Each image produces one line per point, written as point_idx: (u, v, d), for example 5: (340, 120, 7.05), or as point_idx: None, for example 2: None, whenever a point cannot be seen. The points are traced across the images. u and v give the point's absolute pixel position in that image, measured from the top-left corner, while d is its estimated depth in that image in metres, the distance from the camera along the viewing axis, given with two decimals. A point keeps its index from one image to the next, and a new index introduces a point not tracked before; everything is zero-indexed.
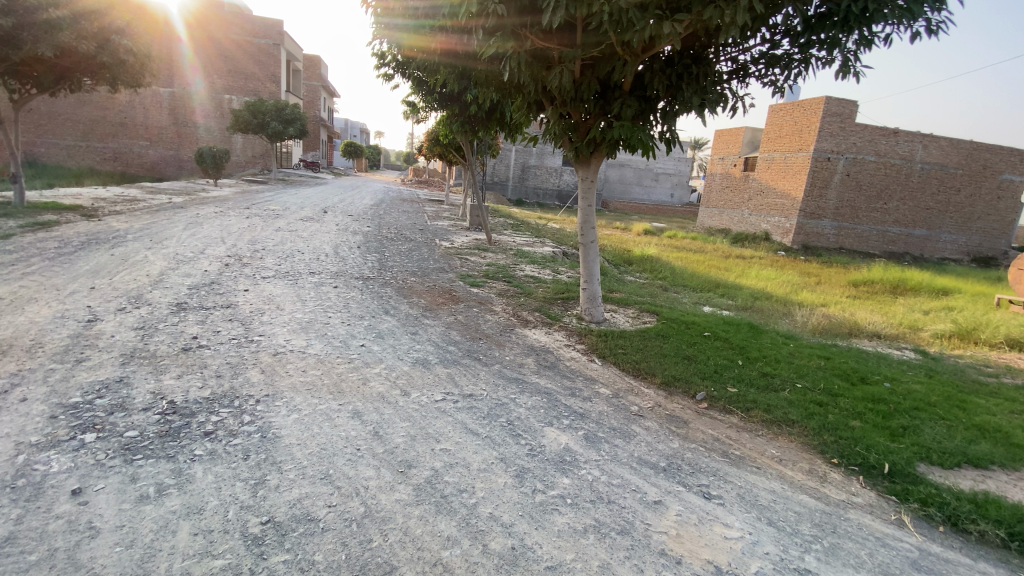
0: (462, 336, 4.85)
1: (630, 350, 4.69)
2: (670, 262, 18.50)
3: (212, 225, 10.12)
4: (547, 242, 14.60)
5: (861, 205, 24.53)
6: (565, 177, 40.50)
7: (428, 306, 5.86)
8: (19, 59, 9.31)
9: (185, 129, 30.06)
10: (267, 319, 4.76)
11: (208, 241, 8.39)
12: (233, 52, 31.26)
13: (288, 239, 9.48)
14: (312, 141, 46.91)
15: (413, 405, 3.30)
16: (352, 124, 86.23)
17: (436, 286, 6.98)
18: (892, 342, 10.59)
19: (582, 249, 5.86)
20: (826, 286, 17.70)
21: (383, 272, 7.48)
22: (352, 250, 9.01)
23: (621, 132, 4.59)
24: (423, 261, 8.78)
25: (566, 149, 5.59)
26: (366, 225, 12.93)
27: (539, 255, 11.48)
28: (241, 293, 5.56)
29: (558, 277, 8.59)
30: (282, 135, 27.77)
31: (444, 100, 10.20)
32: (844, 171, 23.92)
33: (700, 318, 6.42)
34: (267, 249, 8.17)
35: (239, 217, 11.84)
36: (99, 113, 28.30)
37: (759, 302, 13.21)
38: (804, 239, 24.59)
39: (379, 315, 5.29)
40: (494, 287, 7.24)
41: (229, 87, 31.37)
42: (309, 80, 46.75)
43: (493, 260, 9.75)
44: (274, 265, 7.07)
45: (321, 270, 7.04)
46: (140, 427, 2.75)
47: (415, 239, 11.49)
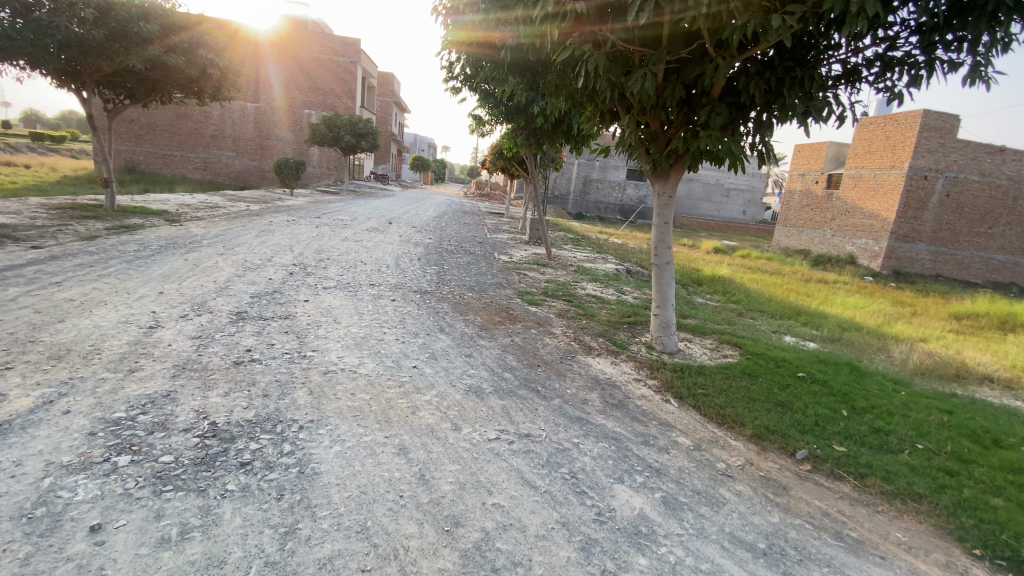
0: (520, 362, 4.47)
1: (711, 393, 4.16)
2: (742, 283, 17.33)
3: (281, 233, 10.41)
4: (610, 258, 14.04)
5: (962, 229, 22.06)
6: (628, 192, 39.54)
7: (485, 325, 5.54)
8: (110, 68, 10.10)
9: (266, 140, 32.20)
10: (321, 332, 4.61)
11: (275, 249, 8.57)
12: (313, 69, 33.16)
13: (351, 249, 9.55)
14: (382, 154, 48.82)
15: (463, 444, 2.94)
16: (420, 139, 89.51)
17: (495, 303, 6.66)
18: (1013, 389, 9.17)
19: (655, 271, 5.33)
20: (923, 317, 15.87)
21: (442, 286, 7.28)
22: (412, 262, 8.93)
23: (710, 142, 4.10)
24: (481, 276, 8.53)
25: (642, 162, 5.15)
26: (428, 237, 12.96)
27: (602, 272, 10.96)
28: (300, 303, 5.49)
29: (624, 299, 8.05)
30: (354, 147, 28.96)
31: (510, 113, 9.96)
32: (943, 190, 21.58)
33: (790, 355, 5.70)
34: (330, 258, 8.24)
35: (308, 225, 12.22)
36: (193, 125, 30.99)
37: (845, 334, 11.98)
38: (895, 264, 22.11)
39: (433, 333, 5.00)
40: (554, 307, 6.82)
41: (308, 102, 33.22)
42: (381, 95, 48.81)
43: (554, 277, 9.34)
44: (335, 275, 7.05)
45: (380, 282, 6.94)
46: (176, 451, 2.59)
47: (475, 252, 11.31)
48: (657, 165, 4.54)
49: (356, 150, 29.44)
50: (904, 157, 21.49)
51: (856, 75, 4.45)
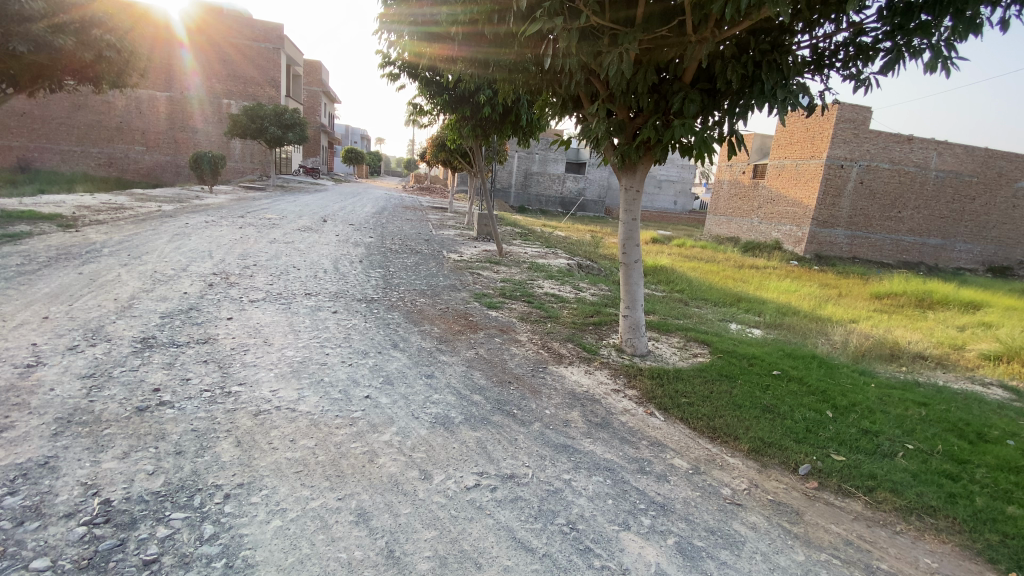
0: (487, 379, 3.98)
1: (695, 400, 3.85)
2: (685, 272, 17.69)
3: (200, 237, 9.24)
4: (560, 253, 13.80)
5: (875, 213, 23.76)
6: (568, 184, 39.77)
7: (442, 336, 4.98)
8: None
9: (181, 134, 29.48)
10: (250, 360, 3.89)
11: (193, 256, 7.52)
12: (232, 56, 30.66)
13: (284, 253, 8.61)
14: (312, 147, 46.22)
15: (436, 499, 2.43)
16: (353, 132, 86.13)
17: (450, 308, 6.11)
18: (938, 365, 9.80)
19: (624, 271, 4.97)
20: (849, 298, 16.89)
21: (389, 292, 6.62)
22: (354, 265, 8.17)
23: (687, 132, 3.77)
24: (431, 277, 7.94)
25: (606, 154, 4.77)
26: (368, 235, 12.11)
27: (555, 268, 10.64)
28: (223, 323, 4.69)
29: (583, 296, 7.73)
30: (281, 140, 27.04)
31: (453, 102, 9.32)
32: (857, 178, 23.11)
33: (757, 349, 5.54)
34: (259, 265, 7.33)
35: (232, 226, 11.04)
36: (94, 117, 27.68)
37: (786, 318, 12.40)
38: (816, 248, 23.67)
39: (385, 351, 4.39)
40: (514, 310, 6.36)
41: (228, 92, 30.76)
42: (308, 85, 46.16)
43: (508, 275, 8.88)
44: (265, 285, 6.21)
45: (319, 291, 6.18)
46: (52, 552, 1.90)
47: (421, 251, 10.63)
48: (624, 159, 4.17)
49: (283, 143, 27.50)
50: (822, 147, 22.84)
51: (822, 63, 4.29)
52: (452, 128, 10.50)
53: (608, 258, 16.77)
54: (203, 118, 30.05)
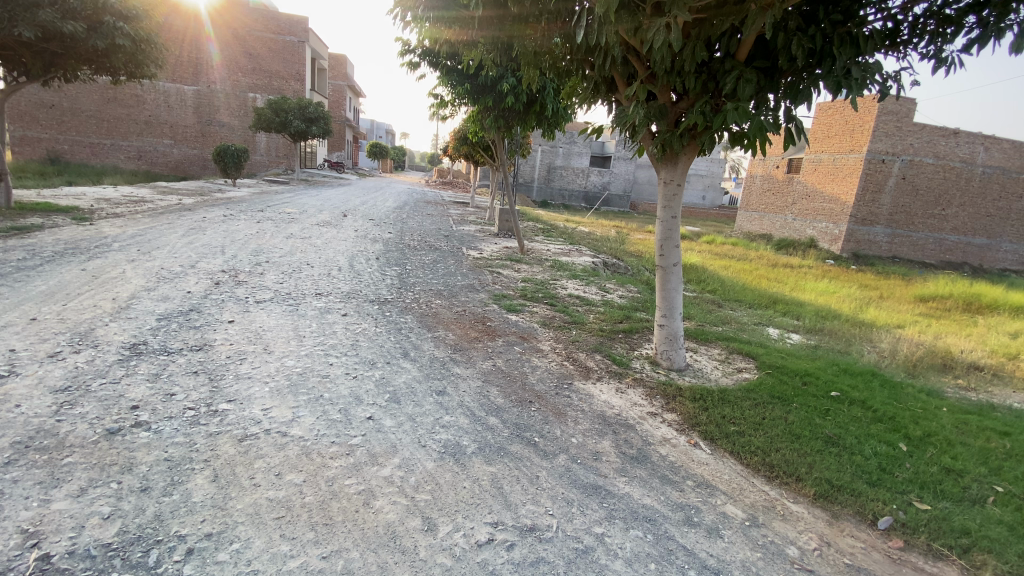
0: (505, 397, 3.53)
1: (746, 429, 3.35)
2: (715, 271, 16.92)
3: (215, 231, 9.03)
4: (584, 250, 13.27)
5: (916, 210, 22.47)
6: (592, 179, 39.00)
7: (456, 343, 4.55)
8: None
9: (208, 127, 29.77)
10: (244, 372, 3.52)
11: (204, 252, 7.27)
12: (257, 50, 30.60)
13: (299, 248, 8.32)
14: (337, 141, 46.43)
15: (440, 561, 1.99)
16: (377, 126, 86.70)
17: (467, 311, 5.68)
18: (995, 375, 8.96)
19: (661, 274, 4.46)
20: (891, 300, 15.90)
21: (403, 292, 6.23)
22: (369, 263, 7.82)
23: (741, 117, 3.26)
24: (449, 276, 7.53)
25: (645, 144, 4.27)
26: (387, 230, 11.79)
27: (580, 266, 10.12)
28: (223, 327, 4.36)
29: (610, 299, 7.21)
30: (304, 133, 27.02)
31: (475, 91, 8.88)
32: (898, 174, 21.85)
33: (810, 365, 4.96)
34: (270, 262, 7.04)
35: (249, 220, 10.84)
36: (123, 111, 28.33)
37: (825, 322, 11.62)
38: (853, 247, 22.50)
39: (394, 360, 3.99)
40: (536, 313, 5.91)
41: (253, 86, 30.65)
42: (333, 79, 46.35)
43: (530, 274, 8.40)
44: (273, 284, 5.88)
45: (329, 291, 5.83)
46: None
47: (440, 248, 10.24)
48: (664, 150, 3.70)
49: (306, 137, 27.47)
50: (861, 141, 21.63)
51: (898, 37, 3.62)
52: (474, 120, 10.04)
53: (634, 256, 16.15)
54: (229, 112, 30.18)
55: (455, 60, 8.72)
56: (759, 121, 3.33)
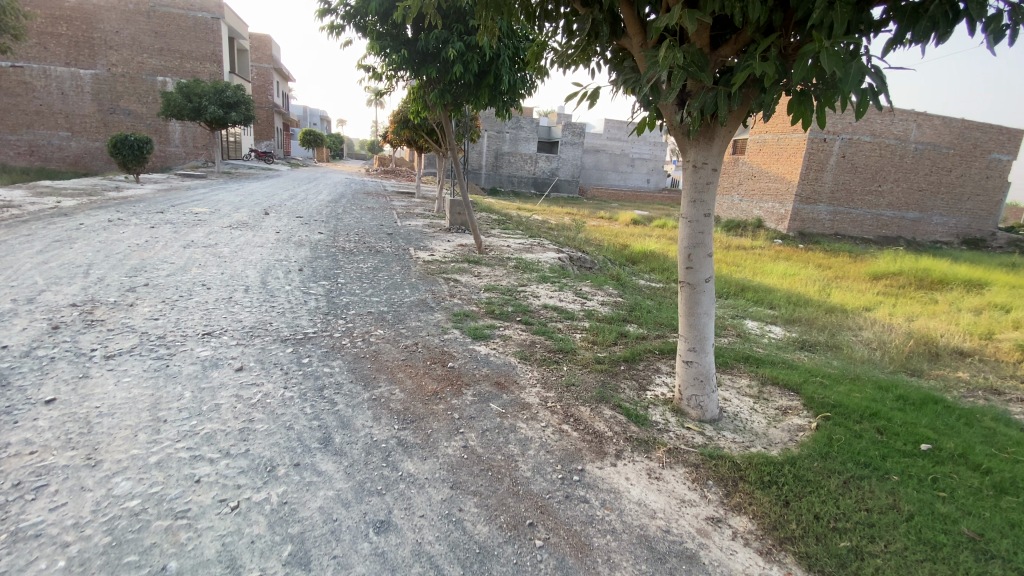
0: (490, 523, 2.18)
1: (863, 544, 2.21)
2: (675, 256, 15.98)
3: (90, 243, 7.10)
4: (544, 243, 12.08)
5: (856, 187, 22.70)
6: (540, 164, 37.89)
7: (402, 408, 3.12)
8: None
9: (110, 116, 26.15)
10: (30, 527, 1.99)
11: (59, 275, 5.45)
12: (164, 27, 26.44)
13: (199, 262, 6.54)
14: (265, 129, 42.79)
15: None
16: (310, 113, 81.95)
17: (419, 345, 4.28)
18: (980, 360, 8.48)
19: (686, 297, 3.20)
20: (849, 280, 15.69)
21: (334, 320, 4.75)
22: (288, 277, 6.18)
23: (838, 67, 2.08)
24: (392, 289, 6.07)
25: (664, 112, 2.96)
26: (317, 230, 10.07)
27: (546, 265, 8.87)
28: (34, 413, 2.74)
29: (593, 309, 5.94)
30: (223, 121, 24.11)
31: (414, 60, 7.38)
32: (839, 152, 22.03)
33: (861, 393, 3.92)
34: (151, 286, 5.30)
35: (141, 225, 8.86)
36: (6, 100, 24.85)
37: (801, 310, 10.94)
38: (799, 226, 22.51)
39: (309, 458, 2.54)
40: (509, 339, 4.59)
41: (162, 69, 26.66)
42: (257, 61, 42.44)
43: (492, 280, 7.07)
44: (144, 323, 4.23)
45: (226, 328, 4.24)
46: None
47: (383, 250, 8.67)
48: (699, 124, 2.52)
49: (225, 125, 24.51)
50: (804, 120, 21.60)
51: None
52: (414, 97, 8.46)
53: (594, 246, 15.11)
54: (134, 98, 26.44)
55: (386, 22, 7.14)
56: (858, 71, 2.20)
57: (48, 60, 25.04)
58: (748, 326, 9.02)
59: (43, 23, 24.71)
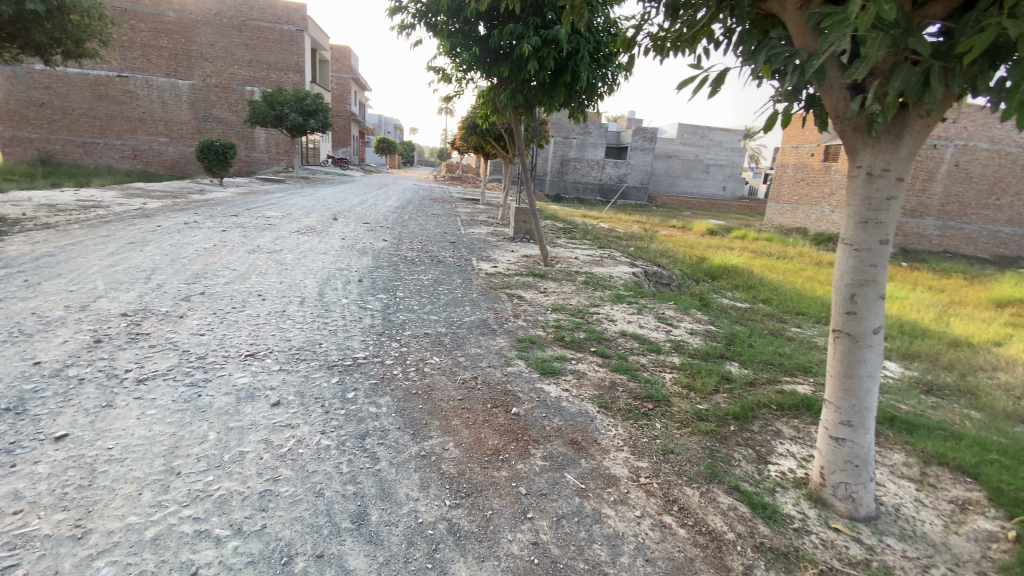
0: None
1: None
2: (760, 272, 14.45)
3: (162, 246, 7.13)
4: (614, 255, 11.23)
5: (971, 199, 19.88)
6: (608, 171, 36.77)
7: (455, 473, 2.49)
8: None
9: (204, 123, 28.07)
10: None
11: (121, 279, 5.37)
12: (254, 40, 28.10)
13: (259, 269, 6.33)
14: (341, 136, 44.65)
15: None
16: (384, 122, 85.44)
17: (481, 380, 3.65)
18: None
19: (843, 351, 2.36)
20: (970, 305, 13.49)
21: (388, 342, 4.24)
22: (345, 289, 5.80)
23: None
24: (453, 306, 5.54)
25: (828, 99, 2.15)
26: (381, 237, 9.86)
27: (620, 282, 8.02)
28: (36, 455, 2.39)
29: (681, 341, 5.08)
30: (302, 128, 25.12)
31: (486, 59, 6.91)
32: (951, 160, 19.37)
33: None
34: (205, 295, 5.07)
35: (214, 228, 8.99)
36: (117, 108, 27.27)
37: (918, 343, 9.32)
38: (901, 241, 19.97)
39: (339, 548, 1.97)
40: (585, 376, 3.88)
41: (251, 79, 28.32)
42: (337, 72, 44.49)
43: (561, 298, 6.36)
44: (188, 339, 3.91)
45: (270, 350, 3.83)
46: None
47: (444, 260, 8.20)
48: (891, 110, 1.75)
49: (304, 131, 25.49)
50: None
51: None
52: (485, 100, 7.98)
53: (667, 259, 14.00)
54: (226, 106, 28.26)
55: (457, 20, 6.73)
56: None
57: (153, 72, 27.23)
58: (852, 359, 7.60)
59: (149, 38, 26.92)
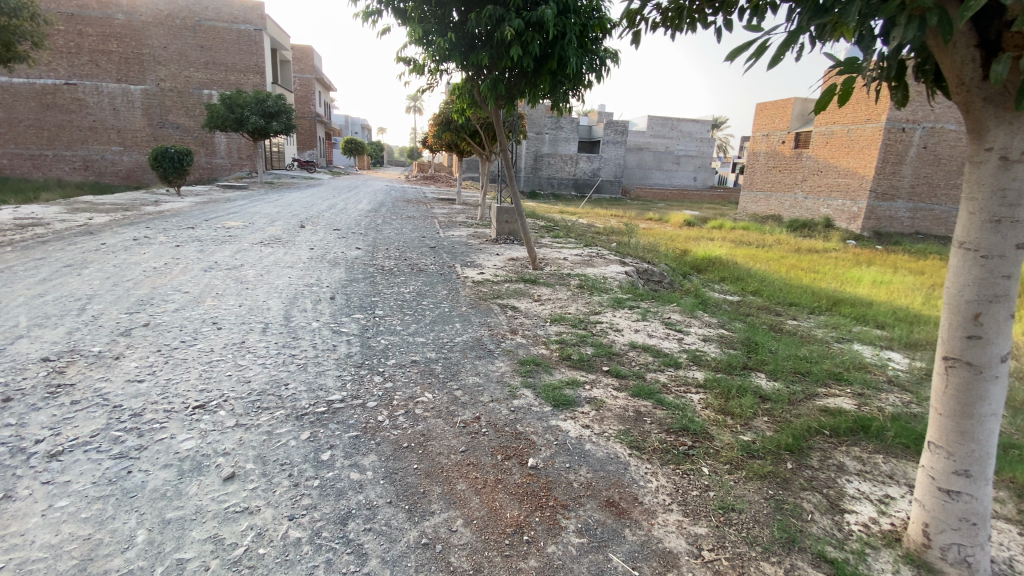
0: None
1: None
2: (746, 263, 14.08)
3: (105, 268, 6.29)
4: (603, 253, 10.70)
5: (939, 180, 19.18)
6: (582, 165, 36.45)
7: (470, 571, 1.89)
8: None
9: (160, 130, 26.55)
10: None
11: (52, 311, 4.58)
12: (210, 41, 26.60)
13: (217, 290, 5.59)
14: (308, 139, 43.28)
15: None
16: (351, 125, 83.68)
17: (487, 421, 3.02)
18: None
19: (952, 387, 1.88)
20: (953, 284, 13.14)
21: (371, 376, 3.59)
22: (318, 309, 5.13)
23: None
24: (442, 322, 4.94)
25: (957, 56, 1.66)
26: (355, 245, 9.16)
27: (615, 283, 7.49)
28: None
29: (698, 351, 4.58)
30: (265, 132, 23.90)
31: (463, 46, 6.32)
32: (919, 143, 18.81)
33: None
34: (150, 326, 4.33)
35: (169, 244, 8.15)
36: (63, 117, 25.56)
37: (919, 326, 8.90)
38: (874, 225, 19.60)
39: None
40: (605, 404, 3.33)
41: (208, 82, 26.80)
42: (300, 72, 42.91)
43: (558, 307, 5.79)
44: (121, 389, 3.19)
45: (226, 397, 3.15)
46: None
47: (425, 268, 7.56)
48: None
49: (267, 135, 24.28)
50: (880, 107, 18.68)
51: None
52: (461, 93, 7.36)
53: (653, 253, 13.54)
54: (182, 112, 26.76)
55: (429, 4, 6.06)
56: None
57: (102, 78, 25.61)
58: (856, 351, 7.04)
59: (96, 42, 25.28)
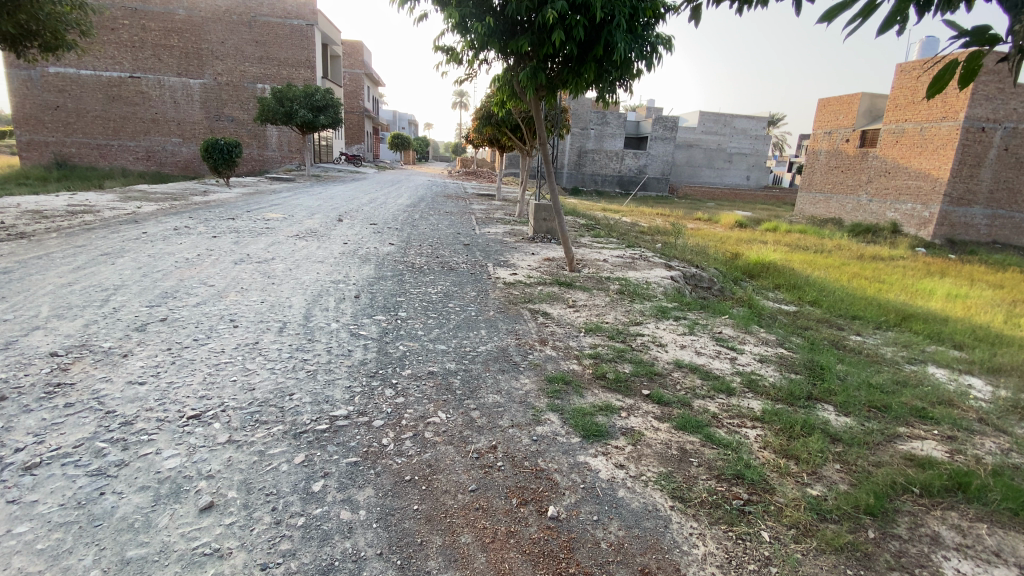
0: None
1: None
2: (803, 269, 13.04)
3: (139, 258, 6.30)
4: (646, 255, 10.11)
5: None
6: (627, 162, 35.45)
7: None
8: None
9: (216, 123, 27.59)
10: None
11: (76, 301, 4.54)
12: (264, 36, 27.38)
13: (241, 284, 5.45)
14: (356, 132, 44.15)
15: None
16: (398, 120, 84.99)
17: (506, 452, 2.63)
18: None
19: None
20: None
21: (383, 389, 3.27)
22: (340, 308, 4.88)
23: None
24: (468, 328, 4.59)
25: None
26: (389, 240, 8.97)
27: (659, 289, 6.94)
28: None
29: (754, 375, 4.04)
30: (312, 125, 24.36)
31: (505, 33, 5.91)
32: (1001, 145, 17.14)
33: None
34: (166, 322, 4.18)
35: (207, 234, 8.19)
36: (129, 109, 26.89)
37: (1005, 347, 7.83)
38: (947, 232, 17.84)
39: None
40: (644, 437, 2.88)
41: (262, 76, 27.61)
42: (350, 67, 43.73)
43: (595, 315, 5.34)
44: (120, 393, 2.99)
45: (223, 408, 2.89)
46: None
47: (456, 266, 7.25)
48: None
49: (315, 128, 24.74)
50: (959, 103, 16.95)
51: None
52: (502, 84, 6.97)
53: (699, 256, 12.77)
54: (237, 105, 27.68)
55: None
56: None
57: (163, 72, 26.75)
58: (931, 376, 6.22)
59: (159, 37, 26.43)
